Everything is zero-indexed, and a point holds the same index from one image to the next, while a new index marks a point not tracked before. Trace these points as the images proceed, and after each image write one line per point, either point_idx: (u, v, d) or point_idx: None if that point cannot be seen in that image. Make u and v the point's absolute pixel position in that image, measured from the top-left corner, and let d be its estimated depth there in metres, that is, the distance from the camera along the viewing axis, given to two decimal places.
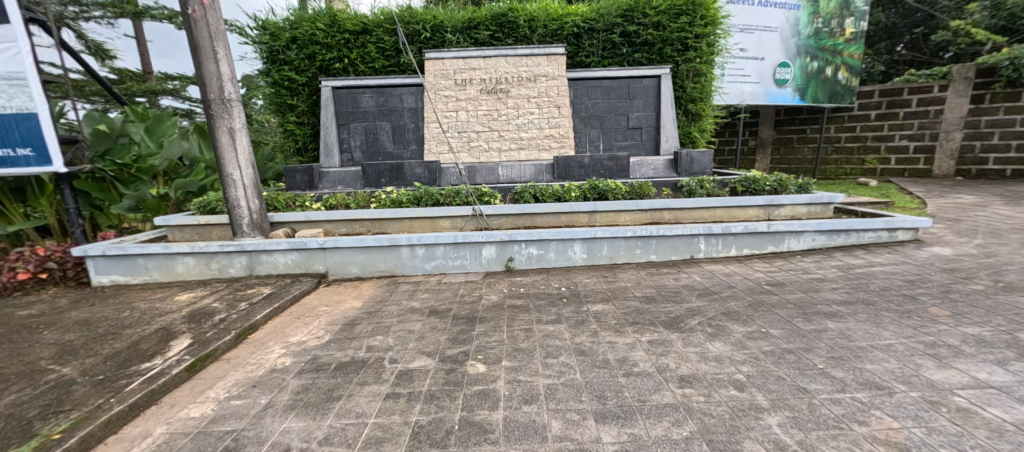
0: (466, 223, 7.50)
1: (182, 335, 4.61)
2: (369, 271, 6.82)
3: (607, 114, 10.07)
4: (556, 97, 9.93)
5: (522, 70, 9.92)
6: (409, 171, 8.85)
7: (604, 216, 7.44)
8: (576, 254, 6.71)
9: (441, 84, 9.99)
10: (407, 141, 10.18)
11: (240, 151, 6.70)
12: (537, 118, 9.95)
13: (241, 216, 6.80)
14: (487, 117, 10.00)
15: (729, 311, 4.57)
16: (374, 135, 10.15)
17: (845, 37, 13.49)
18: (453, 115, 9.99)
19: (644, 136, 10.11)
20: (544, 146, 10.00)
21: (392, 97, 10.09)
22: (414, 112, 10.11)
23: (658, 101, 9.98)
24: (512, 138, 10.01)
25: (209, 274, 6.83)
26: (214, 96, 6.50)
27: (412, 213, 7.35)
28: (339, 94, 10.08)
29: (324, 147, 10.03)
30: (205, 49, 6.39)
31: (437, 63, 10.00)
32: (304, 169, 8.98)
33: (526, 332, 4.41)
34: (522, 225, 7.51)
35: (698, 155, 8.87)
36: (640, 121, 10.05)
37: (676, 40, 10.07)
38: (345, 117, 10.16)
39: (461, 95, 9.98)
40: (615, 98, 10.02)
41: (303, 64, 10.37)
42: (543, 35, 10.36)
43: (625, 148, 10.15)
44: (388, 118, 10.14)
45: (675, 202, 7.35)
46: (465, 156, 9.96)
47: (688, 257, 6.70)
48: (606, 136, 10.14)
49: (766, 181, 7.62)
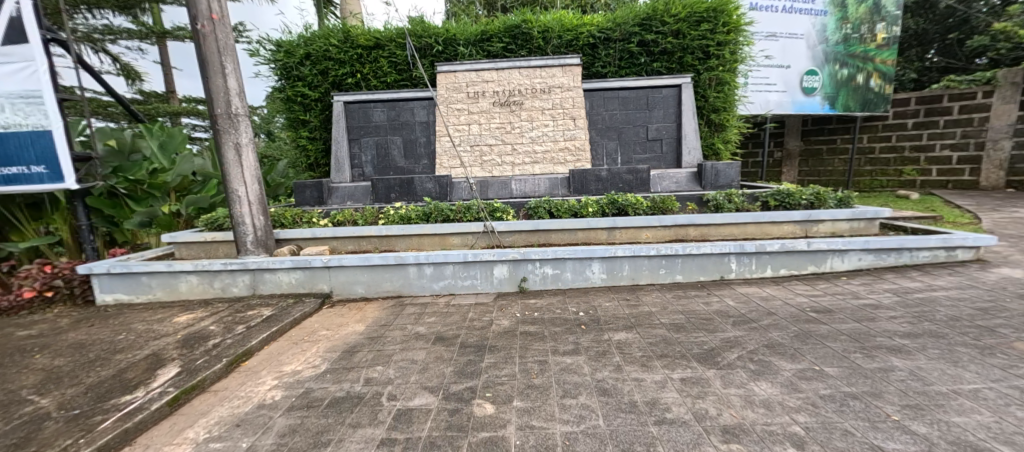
0: (477, 240, 7.12)
1: (171, 362, 4.30)
2: (375, 291, 6.46)
3: (625, 126, 9.66)
4: (571, 109, 9.57)
5: (536, 82, 9.62)
6: (419, 186, 8.58)
7: (624, 233, 6.95)
8: (594, 274, 6.23)
9: (453, 97, 9.77)
10: (419, 155, 9.96)
11: (246, 166, 6.47)
12: (552, 131, 9.59)
13: (245, 233, 6.54)
14: (500, 129, 9.70)
15: (772, 343, 4.01)
16: (386, 151, 9.99)
17: (877, 43, 12.83)
18: (465, 129, 9.75)
19: (665, 148, 9.65)
20: (560, 160, 9.59)
21: (403, 112, 9.92)
22: (425, 126, 9.91)
23: (678, 111, 9.55)
24: (526, 151, 9.66)
25: (213, 293, 6.58)
26: (221, 111, 6.30)
27: (420, 230, 7.02)
28: (352, 109, 9.98)
29: (336, 163, 9.91)
30: (213, 64, 6.23)
31: (449, 76, 9.81)
32: (313, 184, 8.77)
33: (541, 365, 3.94)
34: (536, 242, 7.07)
35: (723, 167, 8.31)
36: (660, 132, 9.61)
37: (697, 48, 9.63)
38: (358, 133, 10.04)
39: (474, 108, 9.73)
40: (633, 109, 9.61)
41: (315, 79, 10.31)
42: (558, 46, 10.00)
43: (645, 161, 9.70)
44: (399, 132, 9.97)
45: (701, 218, 6.80)
46: (477, 170, 9.66)
47: (718, 278, 6.13)
48: (624, 149, 9.70)
49: (801, 195, 7.00)
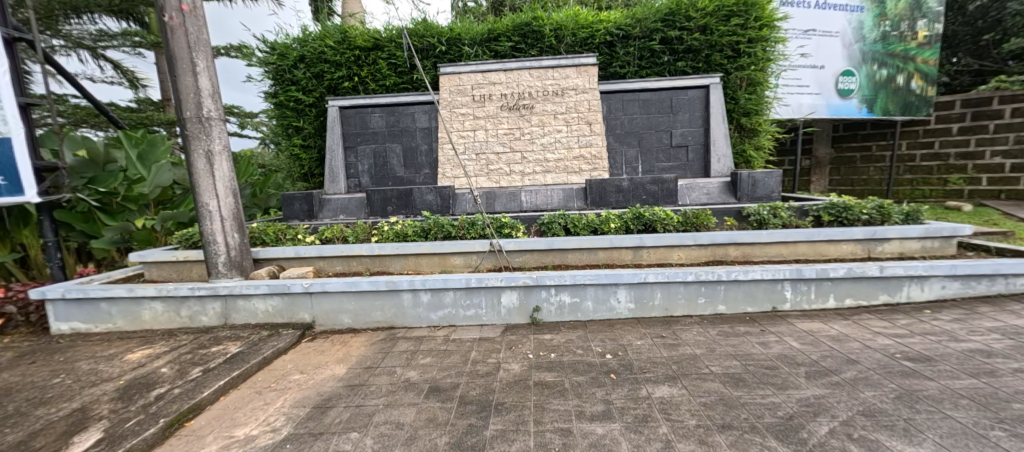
0: (482, 260, 6.21)
1: (98, 424, 3.44)
2: (363, 321, 5.57)
3: (647, 131, 8.75)
4: (586, 112, 8.69)
5: (548, 83, 8.77)
6: (419, 197, 7.73)
7: (652, 253, 6.01)
8: (620, 303, 5.29)
9: (457, 101, 8.97)
10: (420, 164, 9.15)
11: (218, 177, 5.65)
12: (565, 137, 8.72)
13: (216, 253, 5.70)
14: (509, 136, 8.86)
15: (870, 410, 3.04)
16: (385, 159, 9.20)
17: (917, 41, 11.82)
18: (470, 135, 8.94)
19: (691, 156, 8.71)
20: (575, 169, 8.68)
21: (403, 117, 9.13)
22: (427, 132, 9.10)
23: (705, 115, 8.64)
24: (537, 159, 8.79)
25: (179, 322, 5.74)
26: (190, 114, 5.50)
27: (418, 249, 6.14)
28: (347, 114, 9.22)
29: (330, 173, 9.13)
30: (182, 61, 5.45)
31: (453, 78, 9.02)
32: (302, 196, 7.95)
33: (564, 438, 3.01)
34: (550, 264, 6.15)
35: (762, 176, 7.32)
36: (685, 138, 8.69)
37: (726, 45, 8.71)
38: (354, 141, 9.26)
39: (480, 112, 8.90)
40: (655, 112, 8.71)
41: (309, 83, 9.58)
42: (572, 45, 9.16)
43: (669, 170, 8.76)
44: (398, 139, 9.17)
45: (744, 236, 5.83)
46: (483, 180, 8.84)
47: (768, 309, 5.16)
48: (646, 157, 8.78)
49: (861, 208, 6.00)
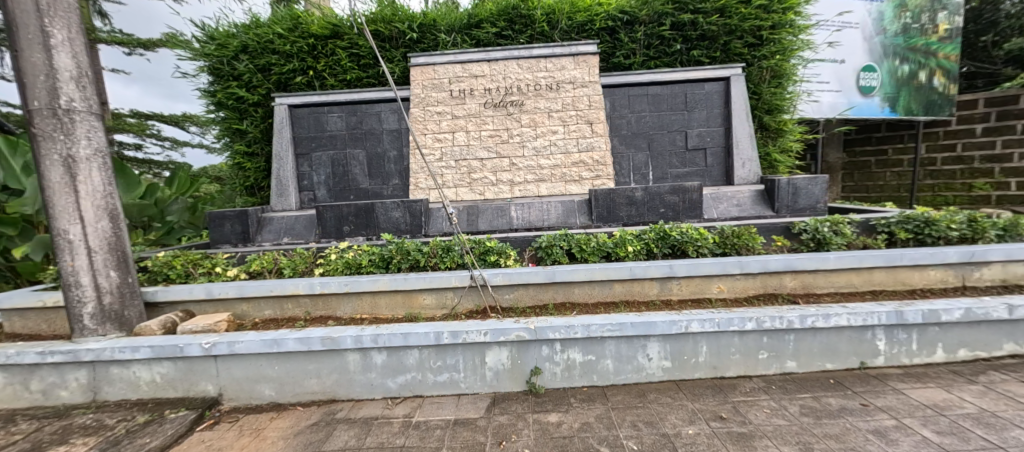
0: (459, 299, 4.67)
1: None
2: (291, 394, 3.95)
3: (658, 132, 7.39)
4: (586, 110, 7.30)
5: (540, 76, 7.36)
6: (383, 214, 6.19)
7: (685, 285, 4.56)
8: (652, 362, 3.80)
9: (432, 97, 7.47)
10: (388, 174, 7.60)
11: (85, 194, 4.02)
12: (562, 140, 7.33)
13: (81, 300, 4.05)
14: (494, 139, 7.40)
15: None
16: (345, 168, 7.62)
17: (938, 35, 10.81)
18: (448, 138, 7.45)
19: (710, 160, 7.38)
20: (574, 177, 7.30)
21: (367, 117, 7.60)
22: (395, 135, 7.56)
23: (725, 112, 7.34)
24: (528, 166, 7.37)
25: (29, 399, 4.04)
26: (39, 104, 3.88)
27: (373, 285, 4.57)
28: (299, 114, 7.63)
29: (277, 185, 7.51)
30: (27, 29, 3.83)
31: (426, 70, 7.52)
32: (235, 215, 6.29)
33: None
34: (551, 302, 4.64)
35: (804, 183, 5.98)
36: (703, 140, 7.37)
37: (747, 31, 7.45)
38: (307, 146, 7.65)
39: (459, 111, 7.42)
40: (668, 109, 7.36)
41: (253, 77, 7.98)
42: (568, 32, 7.76)
43: (685, 177, 7.40)
44: (360, 144, 7.61)
45: (805, 261, 4.42)
46: (464, 192, 7.40)
47: (854, 366, 3.75)
48: (657, 162, 7.42)
49: (947, 222, 4.67)
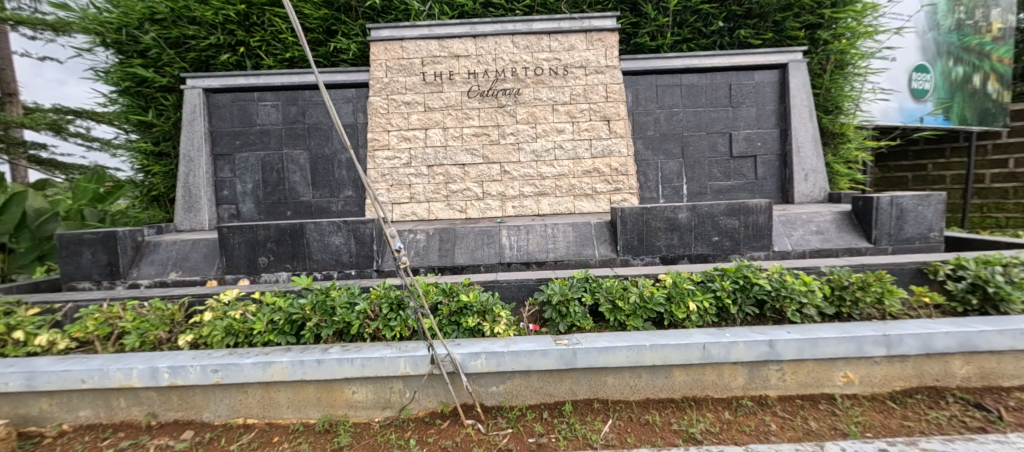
0: (411, 394, 2.77)
1: None
2: None
3: (695, 134, 5.66)
4: (601, 103, 5.56)
5: (542, 58, 5.59)
6: (317, 241, 4.29)
7: (791, 373, 2.72)
8: None
9: (398, 82, 5.60)
10: (337, 182, 5.68)
11: None
12: (570, 142, 5.58)
13: None
14: (480, 138, 5.59)
15: None
16: (280, 174, 5.69)
17: (992, 35, 9.28)
18: (418, 136, 5.61)
19: (761, 171, 5.67)
20: (585, 191, 5.57)
21: (312, 107, 5.71)
22: (348, 132, 5.67)
23: (781, 110, 5.66)
24: (525, 175, 5.58)
25: None
26: None
27: (260, 374, 2.69)
28: (219, 102, 5.71)
29: (184, 195, 5.55)
30: None
31: (392, 46, 5.64)
32: (98, 239, 4.34)
33: None
34: (565, 399, 2.77)
35: (913, 204, 4.26)
36: (753, 145, 5.66)
37: (807, 7, 5.80)
38: (229, 144, 5.71)
39: (434, 101, 5.60)
40: (707, 104, 5.65)
41: (162, 54, 6.03)
42: (578, 3, 6.01)
43: (729, 192, 5.68)
44: (301, 142, 5.69)
45: (993, 336, 2.65)
46: (440, 207, 5.59)
47: None
48: (694, 172, 5.67)
49: None
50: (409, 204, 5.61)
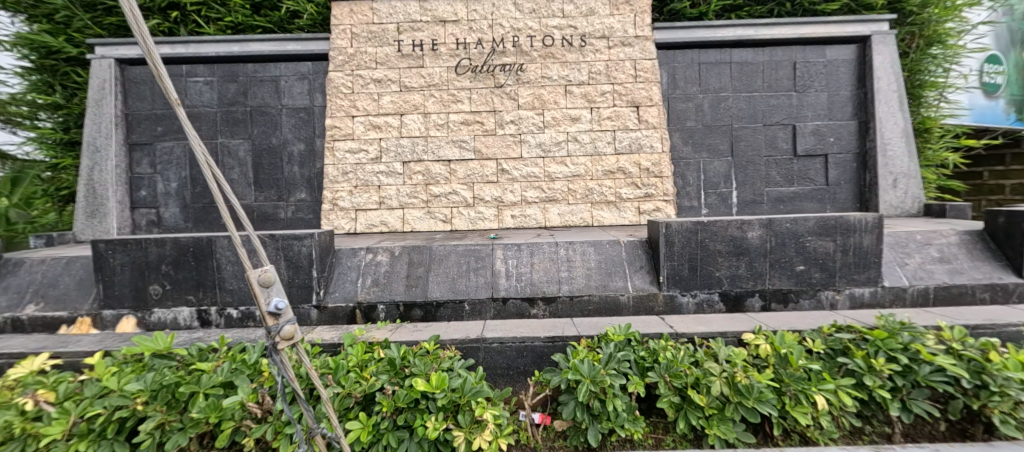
0: None
1: None
2: None
3: (748, 125, 4.38)
4: (629, 84, 4.30)
5: (553, 25, 4.32)
6: (232, 263, 3.02)
7: None
8: None
9: (367, 54, 4.33)
10: (287, 181, 4.41)
11: None
12: (587, 133, 4.31)
13: None
14: (471, 127, 4.32)
15: None
16: (213, 170, 4.43)
17: None
18: (391, 124, 4.34)
19: (833, 174, 4.39)
20: (605, 197, 4.30)
21: (258, 85, 4.44)
22: (302, 117, 4.40)
23: (859, 96, 4.39)
24: (528, 175, 4.31)
25: None
26: None
27: None
28: (137, 77, 4.46)
29: (86, 196, 4.28)
30: None
31: (360, 8, 4.37)
32: None
33: None
34: None
35: None
36: (823, 141, 4.38)
37: None
38: (149, 132, 4.45)
39: (412, 79, 4.33)
40: (764, 88, 4.37)
41: (74, 18, 4.80)
42: None
43: (791, 200, 4.40)
44: (241, 129, 4.43)
45: None
46: (418, 215, 4.32)
47: None
48: (747, 174, 4.38)
49: None
50: (378, 211, 4.33)
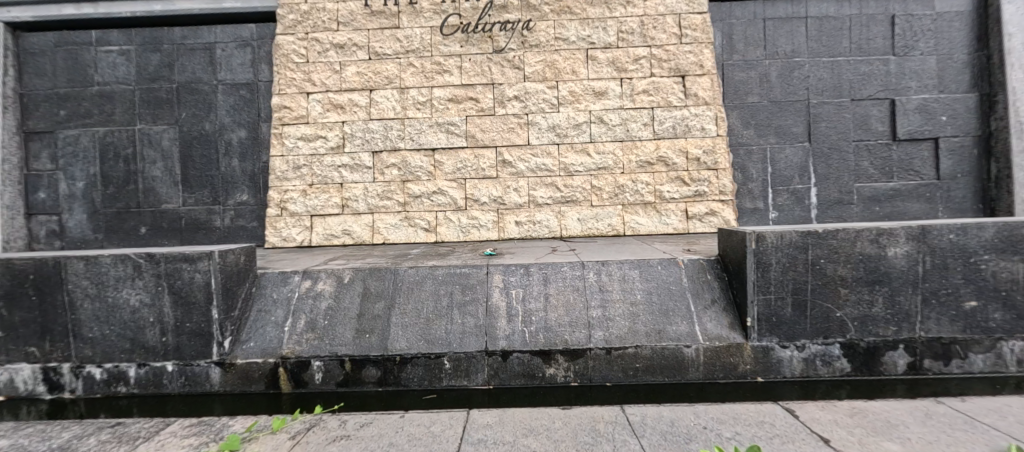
0: None
1: None
2: None
3: (829, 100, 3.30)
4: (671, 47, 3.24)
5: None
6: (91, 299, 2.00)
7: None
8: None
9: (326, 12, 3.31)
10: (224, 179, 3.39)
11: None
12: (616, 112, 3.24)
13: None
14: (463, 105, 3.28)
15: None
16: (130, 166, 3.43)
17: None
18: (357, 102, 3.30)
19: (945, 164, 3.27)
20: (641, 197, 3.24)
21: (186, 54, 3.42)
22: (243, 95, 3.39)
23: (980, 61, 3.27)
24: (538, 168, 3.25)
25: None
26: None
27: None
28: (35, 45, 3.46)
29: None
30: None
31: None
32: None
33: None
34: None
35: None
36: (932, 121, 3.27)
37: None
38: (49, 116, 3.44)
39: (385, 43, 3.30)
40: (852, 51, 3.29)
41: None
42: None
43: (888, 200, 3.29)
44: (166, 112, 3.42)
45: None
46: (393, 221, 3.28)
47: None
48: (829, 166, 3.29)
49: None
50: (340, 218, 3.30)
